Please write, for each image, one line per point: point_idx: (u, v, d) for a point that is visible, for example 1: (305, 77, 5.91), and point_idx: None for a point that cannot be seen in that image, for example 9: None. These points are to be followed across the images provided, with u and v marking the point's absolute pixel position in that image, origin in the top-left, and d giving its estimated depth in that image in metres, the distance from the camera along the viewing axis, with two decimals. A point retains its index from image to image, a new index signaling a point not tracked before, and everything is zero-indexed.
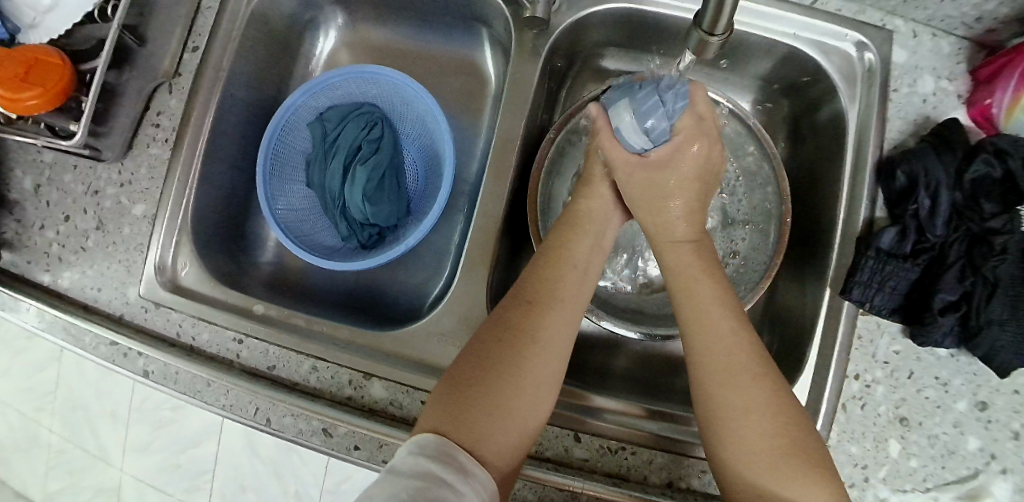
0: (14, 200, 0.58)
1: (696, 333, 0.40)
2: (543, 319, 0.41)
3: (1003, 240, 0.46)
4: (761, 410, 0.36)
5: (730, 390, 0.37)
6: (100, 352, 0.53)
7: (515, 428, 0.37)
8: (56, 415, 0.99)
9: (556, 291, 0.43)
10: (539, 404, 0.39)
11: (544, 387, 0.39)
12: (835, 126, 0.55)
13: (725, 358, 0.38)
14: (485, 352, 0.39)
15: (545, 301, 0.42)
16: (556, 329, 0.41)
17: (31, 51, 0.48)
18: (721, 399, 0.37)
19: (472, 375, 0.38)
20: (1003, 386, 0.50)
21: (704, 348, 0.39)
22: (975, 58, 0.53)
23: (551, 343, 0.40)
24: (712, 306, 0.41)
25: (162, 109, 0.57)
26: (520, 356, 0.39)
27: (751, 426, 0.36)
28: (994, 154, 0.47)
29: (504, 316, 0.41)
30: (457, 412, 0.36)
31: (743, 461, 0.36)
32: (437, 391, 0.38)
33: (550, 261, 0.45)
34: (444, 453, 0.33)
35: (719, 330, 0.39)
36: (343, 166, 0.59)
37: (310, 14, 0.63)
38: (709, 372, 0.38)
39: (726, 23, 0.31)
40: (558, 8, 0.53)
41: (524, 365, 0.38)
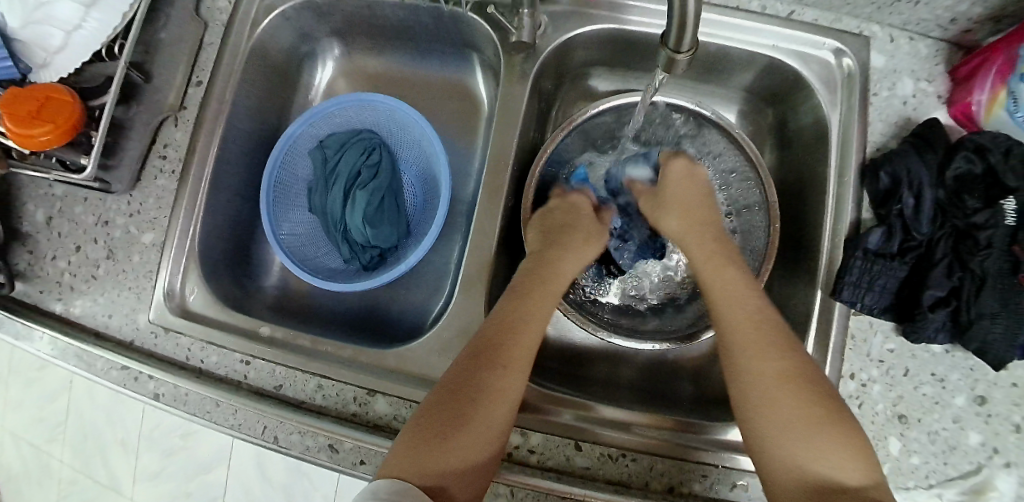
0: (27, 232, 0.60)
1: (730, 314, 0.46)
2: (498, 372, 0.43)
3: (987, 235, 0.46)
4: (795, 378, 0.41)
5: (769, 363, 0.42)
6: (111, 376, 0.54)
7: (466, 471, 0.39)
8: (68, 445, 1.00)
9: (509, 343, 0.44)
10: (492, 448, 0.41)
11: (497, 431, 0.41)
12: (819, 130, 0.57)
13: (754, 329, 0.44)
14: (449, 393, 0.42)
15: (502, 354, 0.43)
16: (511, 381, 0.43)
17: (42, 89, 0.50)
18: (761, 368, 0.42)
19: (432, 423, 0.40)
20: (1000, 379, 0.51)
21: (737, 328, 0.45)
22: (952, 59, 0.54)
23: (504, 393, 0.42)
24: (743, 297, 0.46)
25: (169, 141, 0.60)
26: (474, 405, 0.41)
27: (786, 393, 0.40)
28: (974, 152, 0.48)
29: (465, 368, 0.43)
30: (416, 457, 0.38)
31: (776, 418, 0.40)
32: (400, 436, 0.41)
33: (509, 314, 0.46)
34: (398, 493, 0.36)
35: (752, 311, 0.45)
36: (343, 191, 0.61)
37: (308, 45, 0.66)
38: (750, 348, 0.43)
39: (691, 40, 0.32)
40: (544, 31, 0.55)
41: (478, 414, 0.41)
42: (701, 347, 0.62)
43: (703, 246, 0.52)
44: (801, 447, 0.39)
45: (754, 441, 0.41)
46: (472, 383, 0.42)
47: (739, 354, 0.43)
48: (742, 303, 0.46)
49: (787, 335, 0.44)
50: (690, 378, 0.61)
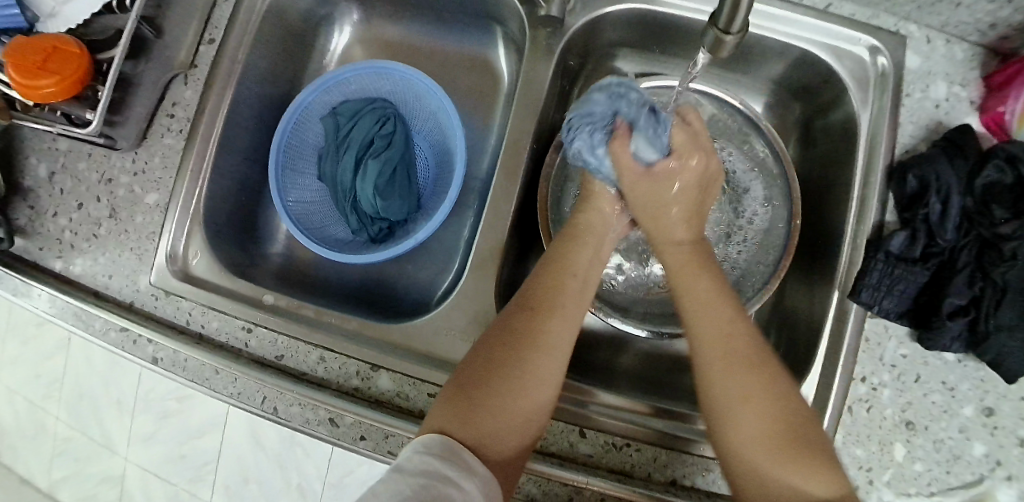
0: (28, 187, 0.58)
1: (704, 330, 0.41)
2: (545, 322, 0.42)
3: (1013, 247, 0.45)
4: (761, 396, 0.37)
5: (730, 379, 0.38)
6: (110, 338, 0.53)
7: (514, 426, 0.37)
8: (62, 403, 0.99)
9: (557, 296, 0.43)
10: (540, 404, 0.39)
11: (546, 386, 0.40)
12: (847, 128, 0.55)
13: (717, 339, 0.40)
14: (494, 355, 0.40)
15: (548, 304, 0.43)
16: (561, 334, 0.42)
17: (48, 38, 0.48)
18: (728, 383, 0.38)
19: (478, 377, 0.39)
20: (1010, 392, 0.50)
21: (722, 383, 0.38)
22: (988, 65, 0.53)
23: (552, 343, 0.41)
24: (717, 306, 0.42)
25: (177, 100, 0.58)
26: (523, 357, 0.40)
27: (751, 416, 0.36)
28: (1005, 161, 0.47)
29: (514, 325, 0.42)
30: (463, 410, 0.37)
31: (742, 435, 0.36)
32: (445, 391, 0.39)
33: (552, 268, 0.45)
34: (448, 451, 0.34)
35: (726, 324, 0.41)
36: (354, 160, 0.60)
37: (325, 9, 0.64)
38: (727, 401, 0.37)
39: (742, 21, 0.30)
40: (572, 7, 0.53)
41: (527, 367, 0.39)
42: None
43: (682, 255, 0.46)
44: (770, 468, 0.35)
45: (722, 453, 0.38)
46: (520, 333, 0.41)
47: (716, 404, 0.38)
48: (719, 316, 0.41)
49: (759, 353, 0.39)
50: None
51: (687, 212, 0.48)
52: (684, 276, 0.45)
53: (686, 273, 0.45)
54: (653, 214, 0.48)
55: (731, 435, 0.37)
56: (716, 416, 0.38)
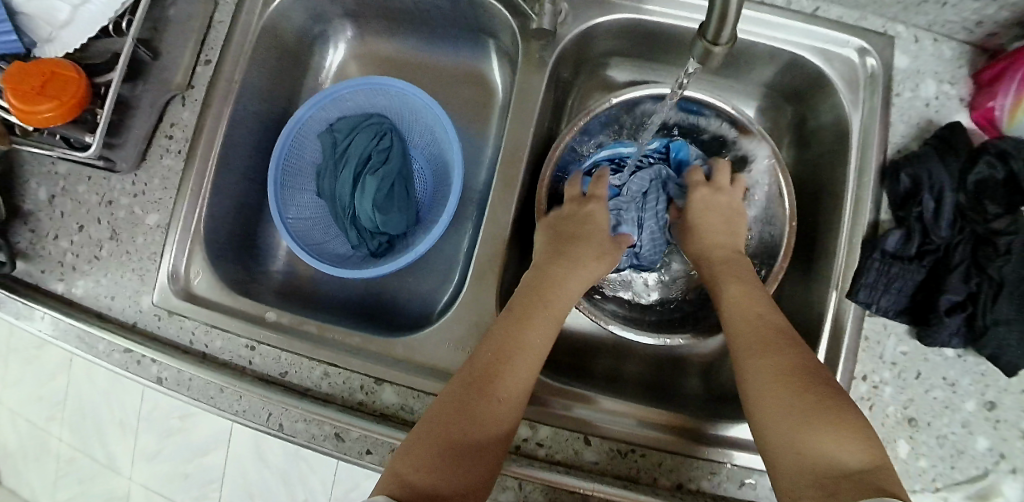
0: (28, 210, 0.58)
1: (736, 318, 0.47)
2: (495, 383, 0.42)
3: (1007, 240, 0.46)
4: (798, 376, 0.40)
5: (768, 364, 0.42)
6: (114, 359, 0.53)
7: (461, 485, 0.37)
8: (66, 424, 0.99)
9: (510, 354, 0.44)
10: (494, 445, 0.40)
11: (493, 446, 0.40)
12: (838, 129, 0.56)
13: (752, 328, 0.46)
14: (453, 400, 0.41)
15: (501, 365, 0.43)
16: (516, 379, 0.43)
17: (46, 63, 0.48)
18: (758, 363, 0.43)
19: (431, 436, 0.39)
20: (1011, 385, 0.51)
21: (754, 363, 0.43)
22: (976, 62, 0.53)
23: (501, 401, 0.41)
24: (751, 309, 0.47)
25: (175, 120, 0.58)
26: (471, 416, 0.40)
27: (782, 392, 0.40)
28: (997, 157, 0.48)
29: (474, 373, 0.43)
30: (411, 471, 0.37)
31: (771, 407, 0.40)
32: (398, 454, 0.39)
33: (517, 317, 0.46)
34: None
35: (757, 315, 0.46)
36: (353, 176, 0.60)
37: (319, 27, 0.65)
38: (753, 379, 0.42)
39: (730, 33, 0.31)
40: (564, 19, 0.53)
41: (474, 428, 0.40)
42: (710, 345, 0.62)
43: (720, 267, 0.53)
44: (803, 439, 0.37)
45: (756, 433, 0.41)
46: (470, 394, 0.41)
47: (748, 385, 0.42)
48: (750, 306, 0.47)
49: (790, 336, 0.44)
50: (698, 375, 0.61)
51: (720, 224, 0.55)
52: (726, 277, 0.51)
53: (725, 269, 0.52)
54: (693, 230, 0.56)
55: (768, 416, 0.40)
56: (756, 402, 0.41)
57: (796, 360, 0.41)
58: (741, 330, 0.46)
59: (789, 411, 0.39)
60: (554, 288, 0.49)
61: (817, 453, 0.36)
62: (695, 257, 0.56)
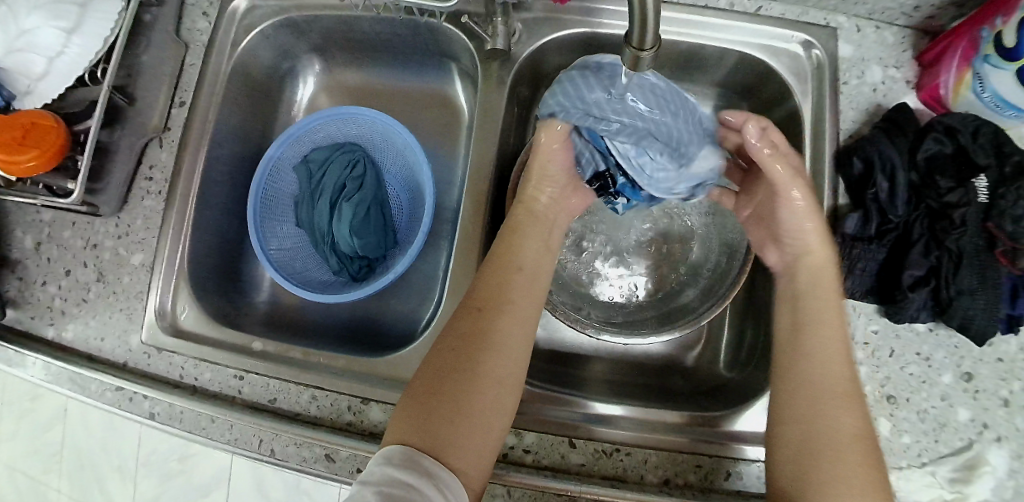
0: (15, 259, 0.60)
1: (823, 333, 0.45)
2: (495, 322, 0.44)
3: (962, 212, 0.47)
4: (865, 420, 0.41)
5: (845, 410, 0.41)
6: (106, 398, 0.54)
7: (473, 430, 0.39)
8: (64, 474, 0.99)
9: (505, 294, 0.46)
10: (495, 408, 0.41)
11: (501, 390, 0.42)
12: (793, 120, 0.58)
13: (831, 344, 0.45)
14: (447, 362, 0.42)
15: (495, 302, 0.45)
16: (508, 329, 0.44)
17: (25, 116, 0.50)
18: (838, 398, 0.42)
19: (435, 381, 0.41)
20: (985, 355, 0.52)
21: (834, 390, 0.42)
22: (919, 45, 0.56)
23: (504, 343, 0.43)
24: (828, 339, 0.45)
25: (154, 162, 0.60)
26: (475, 359, 0.42)
27: (856, 439, 0.40)
28: (944, 134, 0.50)
29: (467, 326, 0.44)
30: (421, 418, 0.39)
31: (841, 448, 0.40)
32: (402, 399, 0.41)
33: (499, 264, 0.48)
34: (409, 460, 0.36)
35: (838, 336, 0.45)
36: (329, 204, 0.62)
37: (288, 62, 0.67)
38: (834, 406, 0.42)
39: (653, 37, 0.33)
40: (519, 37, 0.56)
41: (480, 371, 0.41)
42: (692, 340, 0.63)
43: (818, 272, 0.49)
44: (845, 476, 0.38)
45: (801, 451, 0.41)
46: (471, 335, 0.43)
47: (813, 411, 0.42)
48: (833, 322, 0.46)
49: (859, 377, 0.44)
50: (681, 374, 0.62)
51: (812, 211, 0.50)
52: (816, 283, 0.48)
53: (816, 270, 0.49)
54: (791, 183, 0.50)
55: (814, 467, 0.39)
56: (806, 444, 0.41)
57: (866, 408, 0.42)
58: (822, 344, 0.45)
59: (858, 457, 0.39)
60: (523, 220, 0.52)
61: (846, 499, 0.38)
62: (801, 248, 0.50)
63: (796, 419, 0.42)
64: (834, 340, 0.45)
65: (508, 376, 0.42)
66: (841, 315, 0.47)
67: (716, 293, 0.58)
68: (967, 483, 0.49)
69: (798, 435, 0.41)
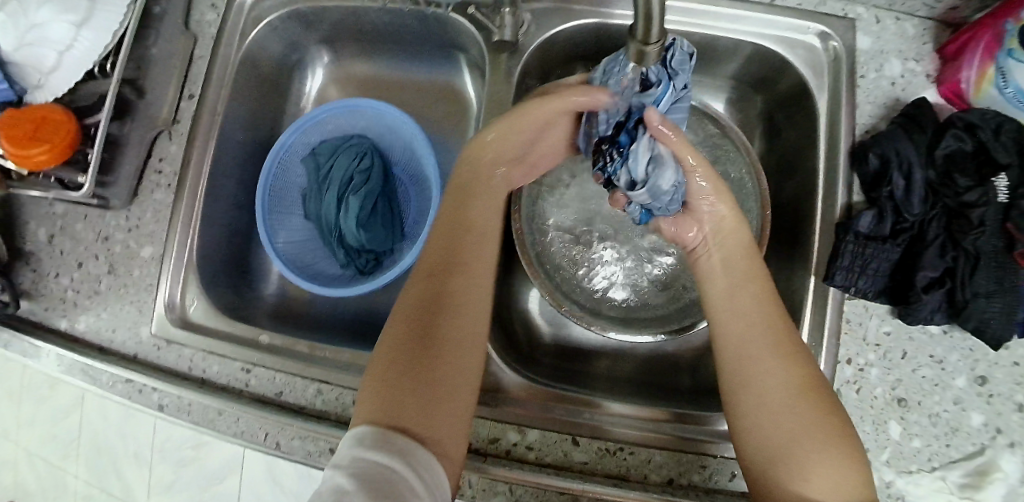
0: (29, 251, 0.61)
1: (739, 304, 0.45)
2: (455, 285, 0.43)
3: (980, 213, 0.46)
4: (809, 385, 0.40)
5: (784, 378, 0.41)
6: (117, 389, 0.55)
7: (443, 395, 0.38)
8: (81, 459, 1.01)
9: (459, 256, 0.45)
10: (462, 370, 0.41)
11: (466, 348, 0.41)
12: (807, 115, 0.56)
13: (750, 316, 0.44)
14: (400, 331, 0.41)
15: (454, 263, 0.45)
16: (466, 287, 0.44)
17: (36, 110, 0.51)
18: (776, 368, 0.41)
19: (394, 354, 0.40)
20: (1001, 358, 0.51)
21: (766, 361, 0.41)
22: (941, 37, 0.54)
23: (465, 302, 0.43)
24: (748, 296, 0.45)
25: (163, 155, 0.60)
26: (437, 322, 0.41)
27: (802, 407, 0.39)
28: (964, 130, 0.48)
29: (422, 292, 0.43)
30: (388, 392, 0.37)
31: (789, 419, 0.39)
32: (366, 384, 0.39)
33: (455, 220, 0.47)
34: (381, 439, 0.34)
35: (758, 305, 0.44)
36: (336, 197, 0.62)
37: (296, 54, 0.67)
38: (769, 377, 0.41)
39: (658, 32, 0.33)
40: (527, 29, 0.55)
41: (441, 330, 0.41)
42: (700, 338, 0.62)
43: (742, 252, 0.48)
44: (804, 448, 0.38)
45: (752, 428, 0.40)
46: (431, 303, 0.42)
47: (749, 383, 0.41)
48: (749, 291, 0.45)
49: (794, 337, 0.43)
50: (688, 373, 0.61)
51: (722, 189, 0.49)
52: (731, 258, 0.48)
53: (732, 245, 0.48)
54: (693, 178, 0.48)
55: (775, 424, 0.39)
56: (764, 404, 0.40)
57: (811, 372, 0.41)
58: (740, 314, 0.44)
59: (807, 425, 0.38)
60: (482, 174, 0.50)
61: (807, 471, 0.37)
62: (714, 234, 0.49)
63: (744, 384, 0.42)
64: (751, 308, 0.44)
65: (473, 332, 0.43)
66: (764, 285, 0.46)
67: None
68: (977, 489, 0.48)
69: (752, 399, 0.41)
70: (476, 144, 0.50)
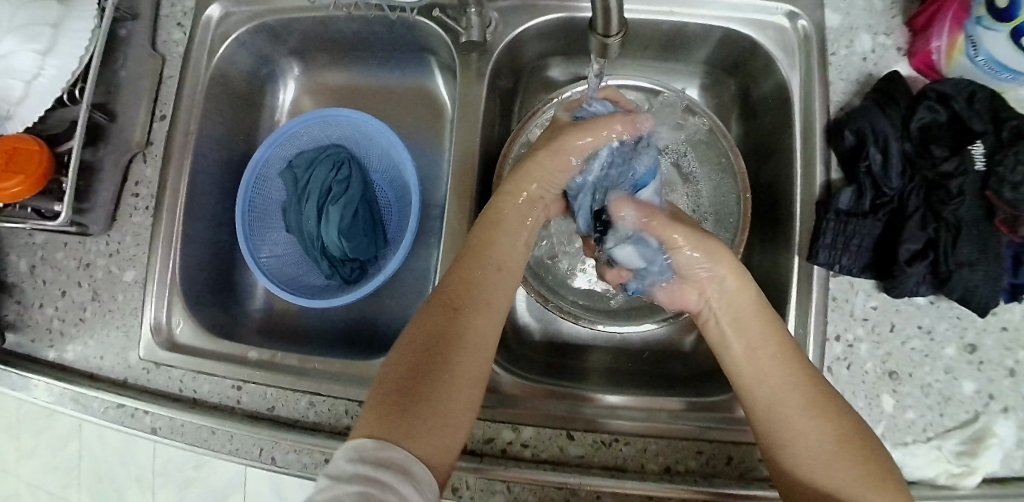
0: (12, 283, 0.60)
1: (745, 358, 0.44)
2: (469, 319, 0.43)
3: (958, 182, 0.46)
4: (837, 428, 0.38)
5: (819, 427, 0.39)
6: (109, 416, 0.55)
7: (445, 421, 0.37)
8: (84, 488, 1.00)
9: (475, 291, 0.45)
10: (467, 396, 0.40)
11: (472, 384, 0.40)
12: (780, 96, 0.56)
13: (767, 369, 0.42)
14: (416, 353, 0.40)
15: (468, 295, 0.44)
16: (483, 319, 0.43)
17: (6, 140, 0.50)
18: (806, 420, 0.39)
19: (408, 375, 0.39)
20: (989, 325, 0.51)
21: (791, 414, 0.40)
22: (909, 9, 0.54)
23: (475, 336, 0.42)
24: (771, 347, 0.43)
25: (140, 178, 0.60)
26: (451, 350, 0.41)
27: (846, 454, 0.37)
28: (937, 102, 0.48)
29: (439, 317, 0.42)
30: (394, 410, 0.36)
31: (836, 467, 0.37)
32: (375, 396, 0.38)
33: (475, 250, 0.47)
34: (383, 455, 0.33)
35: (770, 356, 0.43)
36: (316, 208, 0.62)
37: (267, 67, 0.67)
38: (802, 430, 0.39)
39: (617, 23, 0.33)
40: (496, 28, 0.55)
41: (450, 358, 0.40)
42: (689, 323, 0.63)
43: (744, 305, 0.46)
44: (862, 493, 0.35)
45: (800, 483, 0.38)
46: (443, 334, 0.41)
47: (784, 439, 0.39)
48: (759, 341, 0.44)
49: (817, 380, 0.41)
50: (680, 360, 0.61)
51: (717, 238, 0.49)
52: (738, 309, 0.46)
53: (737, 295, 0.46)
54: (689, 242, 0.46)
55: (813, 473, 0.37)
56: (811, 458, 0.38)
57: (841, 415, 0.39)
58: (754, 368, 0.43)
59: (854, 470, 0.36)
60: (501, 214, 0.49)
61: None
62: (724, 297, 0.46)
63: (781, 442, 0.39)
64: (763, 359, 0.43)
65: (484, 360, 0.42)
66: (777, 331, 0.44)
67: None
68: (974, 456, 0.48)
69: (791, 457, 0.39)
70: (512, 183, 0.51)
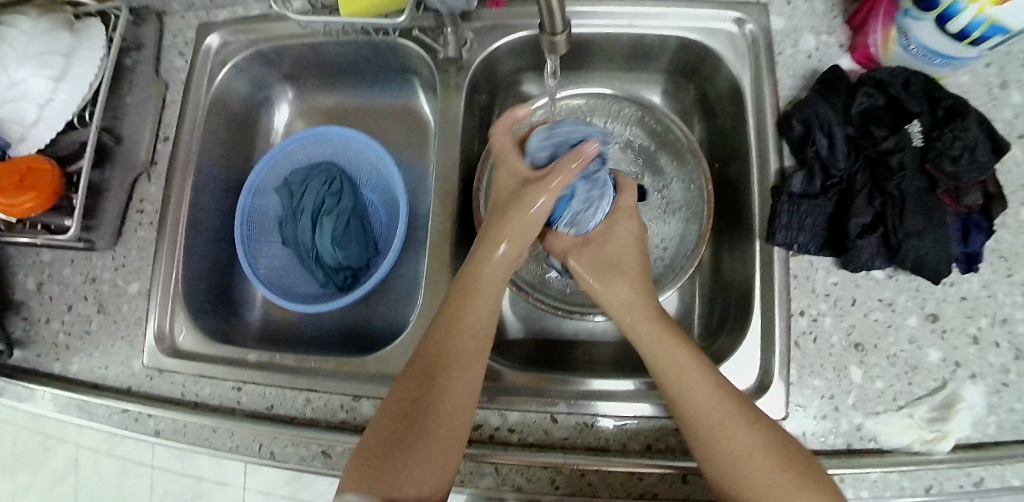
0: (20, 301, 0.63)
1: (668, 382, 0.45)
2: (448, 376, 0.43)
3: (898, 158, 0.50)
4: (757, 447, 0.41)
5: (743, 448, 0.41)
6: (114, 421, 0.57)
7: (427, 467, 0.40)
8: None
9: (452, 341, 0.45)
10: (446, 440, 0.41)
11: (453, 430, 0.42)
12: (735, 94, 0.61)
13: (691, 394, 0.44)
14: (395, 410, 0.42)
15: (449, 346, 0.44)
16: (461, 366, 0.44)
17: (20, 161, 0.54)
18: (732, 442, 0.42)
19: (391, 429, 0.41)
20: (949, 295, 0.53)
21: (720, 439, 0.42)
22: (846, 11, 0.59)
23: (453, 388, 0.43)
24: (698, 377, 0.44)
25: (144, 196, 0.64)
26: (428, 402, 0.42)
27: (771, 471, 0.40)
28: (875, 87, 0.53)
29: (419, 372, 0.43)
30: (375, 467, 0.39)
31: (758, 482, 0.40)
32: (360, 452, 0.41)
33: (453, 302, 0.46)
34: None
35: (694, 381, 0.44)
36: (310, 220, 0.65)
37: (262, 93, 0.72)
38: (726, 453, 0.42)
39: (562, 22, 0.38)
40: (471, 46, 0.61)
41: (430, 412, 0.41)
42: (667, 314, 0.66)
43: (652, 325, 0.47)
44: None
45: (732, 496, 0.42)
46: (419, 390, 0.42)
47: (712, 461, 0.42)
48: (677, 365, 0.45)
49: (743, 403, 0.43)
50: None
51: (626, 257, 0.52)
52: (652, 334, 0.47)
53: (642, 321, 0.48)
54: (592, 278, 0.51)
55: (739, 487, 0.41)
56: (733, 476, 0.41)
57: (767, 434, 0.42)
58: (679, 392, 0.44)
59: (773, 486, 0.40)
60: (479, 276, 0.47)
61: None
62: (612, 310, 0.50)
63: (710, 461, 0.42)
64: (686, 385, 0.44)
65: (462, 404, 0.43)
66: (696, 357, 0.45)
67: (682, 262, 0.62)
68: (945, 421, 0.50)
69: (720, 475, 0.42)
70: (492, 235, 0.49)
